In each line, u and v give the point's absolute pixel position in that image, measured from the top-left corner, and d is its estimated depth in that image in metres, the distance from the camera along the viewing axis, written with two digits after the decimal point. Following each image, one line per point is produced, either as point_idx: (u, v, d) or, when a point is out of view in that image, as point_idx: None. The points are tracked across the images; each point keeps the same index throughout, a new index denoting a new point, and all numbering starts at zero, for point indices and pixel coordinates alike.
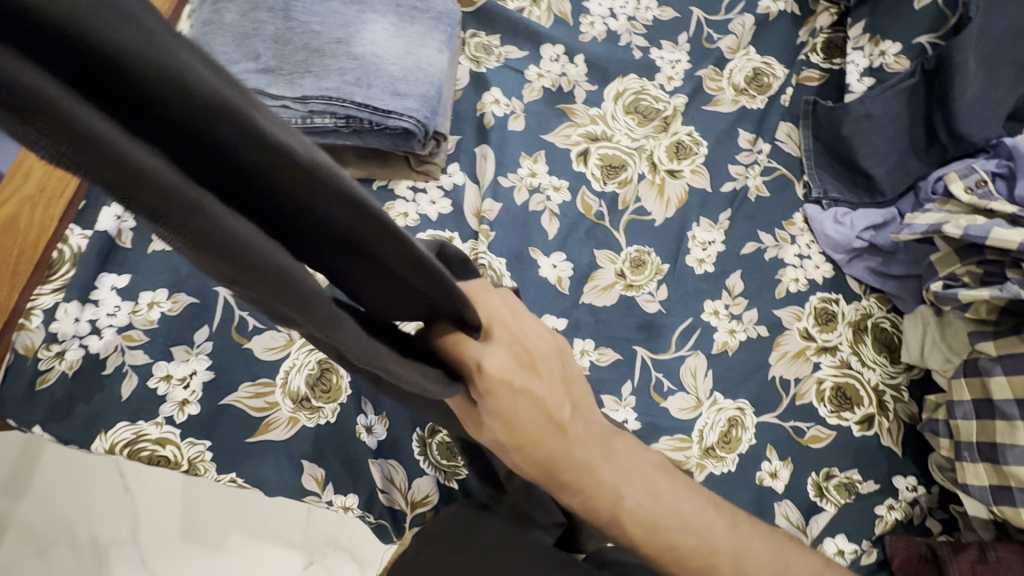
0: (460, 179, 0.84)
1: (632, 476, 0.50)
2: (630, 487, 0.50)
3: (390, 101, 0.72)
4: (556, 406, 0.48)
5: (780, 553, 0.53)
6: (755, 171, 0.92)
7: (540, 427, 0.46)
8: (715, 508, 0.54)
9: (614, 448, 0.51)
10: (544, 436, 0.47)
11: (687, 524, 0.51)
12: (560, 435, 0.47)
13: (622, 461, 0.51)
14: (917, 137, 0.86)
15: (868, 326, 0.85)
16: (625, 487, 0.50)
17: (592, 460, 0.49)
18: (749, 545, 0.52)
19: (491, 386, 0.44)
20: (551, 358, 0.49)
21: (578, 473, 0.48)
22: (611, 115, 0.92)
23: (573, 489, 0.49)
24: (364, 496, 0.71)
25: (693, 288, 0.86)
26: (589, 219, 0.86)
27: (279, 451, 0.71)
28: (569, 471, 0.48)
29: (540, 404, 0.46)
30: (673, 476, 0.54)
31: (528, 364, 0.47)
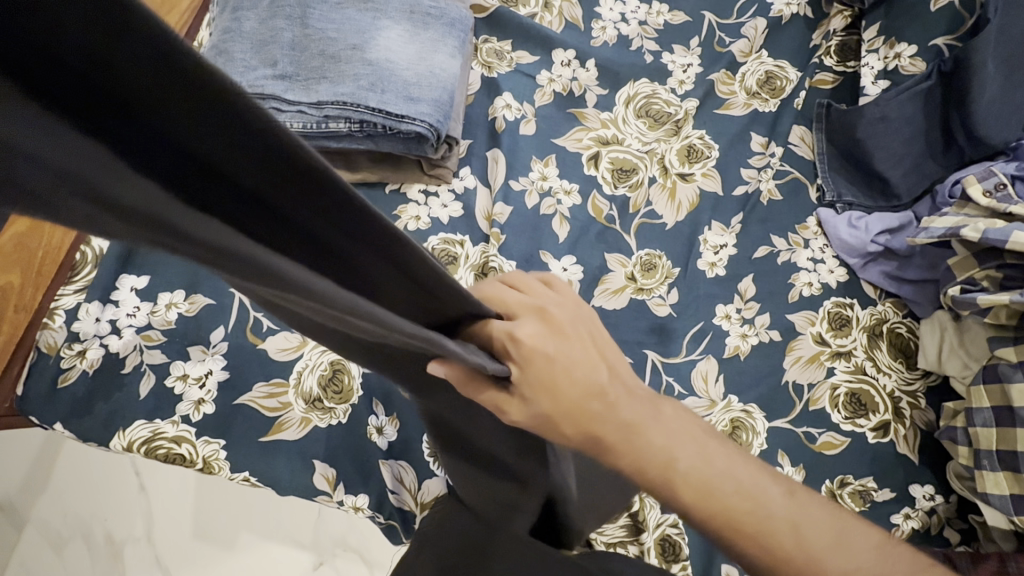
0: (471, 182, 0.85)
1: (678, 437, 0.48)
2: (679, 449, 0.47)
3: (404, 106, 0.73)
4: (593, 369, 0.47)
5: (841, 519, 0.47)
6: (767, 175, 0.91)
7: (579, 390, 0.46)
8: (767, 474, 0.49)
9: (660, 412, 0.49)
10: (583, 402, 0.46)
11: (743, 489, 0.46)
12: (602, 398, 0.46)
13: (667, 423, 0.49)
14: (933, 140, 0.85)
15: (883, 332, 0.84)
16: (674, 449, 0.47)
17: (638, 419, 0.47)
18: (816, 514, 0.47)
19: (526, 353, 0.43)
20: (577, 322, 0.49)
21: (623, 435, 0.46)
22: (622, 118, 0.92)
23: (622, 453, 0.47)
24: (374, 497, 0.72)
25: (704, 292, 0.85)
26: (600, 222, 0.86)
27: (292, 451, 0.72)
28: (614, 432, 0.46)
29: (574, 369, 0.46)
30: (721, 443, 0.50)
31: (556, 332, 0.47)
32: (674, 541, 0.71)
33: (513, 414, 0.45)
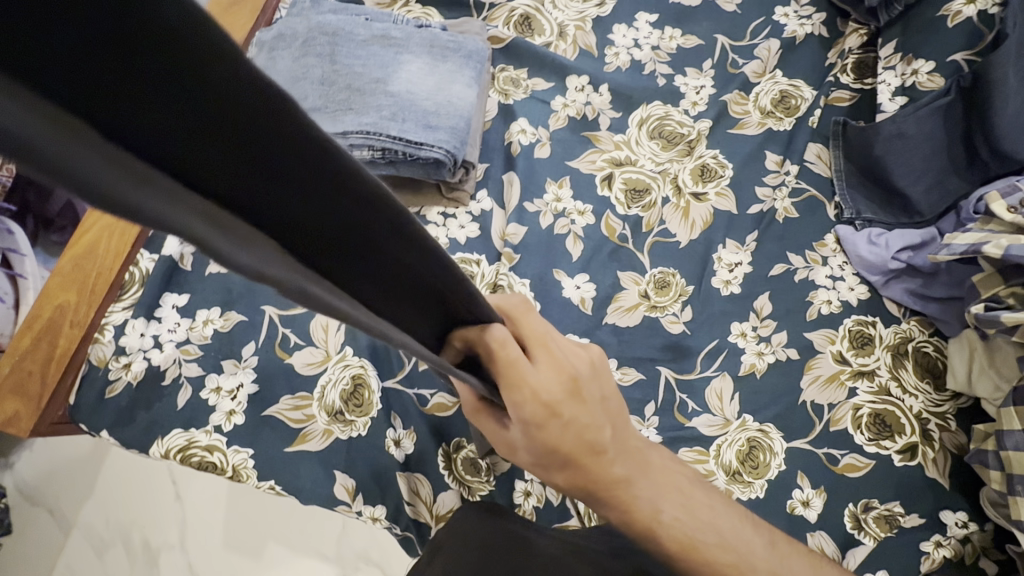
0: (488, 204, 0.88)
1: (667, 493, 0.54)
2: (667, 505, 0.53)
3: (422, 134, 0.77)
4: (599, 431, 0.50)
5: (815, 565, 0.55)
6: (782, 193, 0.91)
7: (582, 449, 0.50)
8: (754, 526, 0.56)
9: (649, 465, 0.54)
10: (587, 460, 0.50)
11: (726, 543, 0.53)
12: (599, 457, 0.51)
13: (657, 477, 0.54)
14: (955, 155, 0.83)
15: (909, 351, 0.82)
16: (662, 505, 0.53)
17: (631, 476, 0.52)
18: (787, 563, 0.54)
19: (542, 413, 0.47)
20: (593, 382, 0.52)
21: (615, 490, 0.52)
22: (635, 140, 0.94)
23: (615, 505, 0.53)
24: (391, 509, 0.75)
25: (719, 310, 0.86)
26: (613, 241, 0.88)
27: (315, 461, 0.75)
28: (607, 489, 0.52)
29: (584, 430, 0.49)
30: (710, 495, 0.56)
31: (573, 389, 0.49)
32: None
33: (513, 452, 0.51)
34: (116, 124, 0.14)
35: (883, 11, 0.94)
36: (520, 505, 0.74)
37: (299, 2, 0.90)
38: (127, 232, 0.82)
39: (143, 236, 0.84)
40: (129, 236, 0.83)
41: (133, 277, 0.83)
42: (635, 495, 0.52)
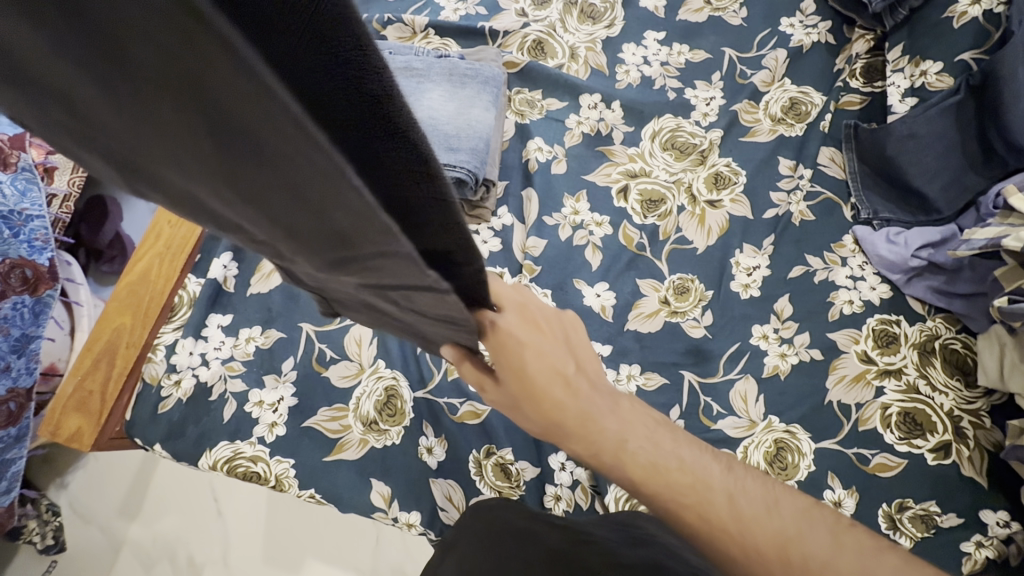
0: (508, 220, 0.92)
1: (631, 425, 0.53)
2: (631, 434, 0.52)
3: (445, 155, 0.82)
4: (562, 360, 0.53)
5: (771, 490, 0.49)
6: (797, 197, 0.93)
7: (546, 377, 0.51)
8: (712, 455, 0.52)
9: (618, 404, 0.54)
10: (556, 389, 0.52)
11: (684, 465, 0.50)
12: (566, 386, 0.52)
13: (625, 415, 0.53)
14: (971, 153, 0.84)
15: (936, 348, 0.81)
16: (626, 433, 0.52)
17: (595, 410, 0.52)
18: (743, 484, 0.50)
19: (503, 337, 0.49)
20: (556, 323, 0.55)
21: (581, 421, 0.52)
22: (649, 152, 0.97)
23: (579, 440, 0.52)
24: (426, 515, 0.77)
25: (739, 313, 0.87)
26: (631, 250, 0.91)
27: (353, 469, 0.79)
28: (572, 419, 0.52)
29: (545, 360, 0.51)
30: (676, 433, 0.54)
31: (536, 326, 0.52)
32: None
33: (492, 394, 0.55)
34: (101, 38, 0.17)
35: (887, 16, 0.96)
36: (551, 508, 0.76)
37: None
38: (176, 257, 0.90)
39: (190, 261, 0.91)
40: (178, 262, 0.90)
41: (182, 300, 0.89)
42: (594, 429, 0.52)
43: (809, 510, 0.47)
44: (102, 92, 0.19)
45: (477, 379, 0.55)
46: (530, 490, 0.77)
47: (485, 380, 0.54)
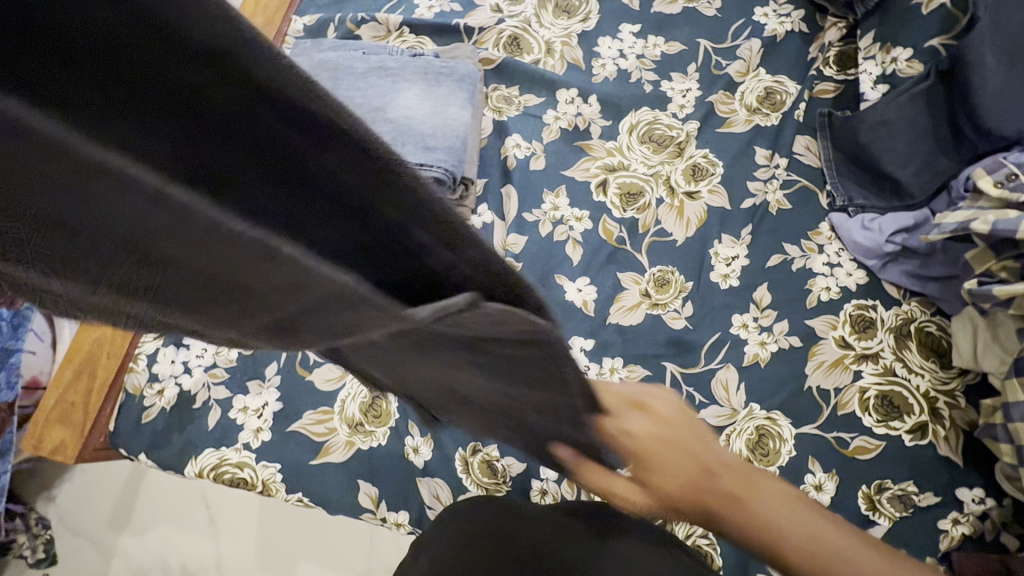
0: (489, 217, 0.92)
1: (793, 519, 0.45)
2: (790, 529, 0.44)
3: (422, 155, 0.82)
4: (701, 448, 0.49)
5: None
6: (774, 186, 0.94)
7: (691, 470, 0.48)
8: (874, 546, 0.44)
9: (759, 487, 0.47)
10: (702, 481, 0.48)
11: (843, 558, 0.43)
12: (708, 475, 0.48)
13: (779, 507, 0.46)
14: (942, 138, 0.85)
15: (911, 332, 0.83)
16: (783, 527, 0.44)
17: (745, 499, 0.46)
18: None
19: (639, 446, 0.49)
20: (679, 412, 0.52)
21: (726, 507, 0.46)
22: (627, 146, 0.98)
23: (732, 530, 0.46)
24: (414, 514, 0.78)
25: (719, 303, 0.88)
26: (611, 244, 0.91)
27: (340, 471, 0.79)
28: (718, 509, 0.46)
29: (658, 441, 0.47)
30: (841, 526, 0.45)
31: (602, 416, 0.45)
32: (705, 551, 0.73)
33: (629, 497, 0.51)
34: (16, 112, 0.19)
35: (858, 4, 0.97)
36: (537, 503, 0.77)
37: (301, 43, 0.96)
38: None
39: None
40: None
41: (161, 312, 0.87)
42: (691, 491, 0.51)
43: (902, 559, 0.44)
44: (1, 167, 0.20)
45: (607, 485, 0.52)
46: (516, 486, 0.78)
47: (619, 485, 0.51)
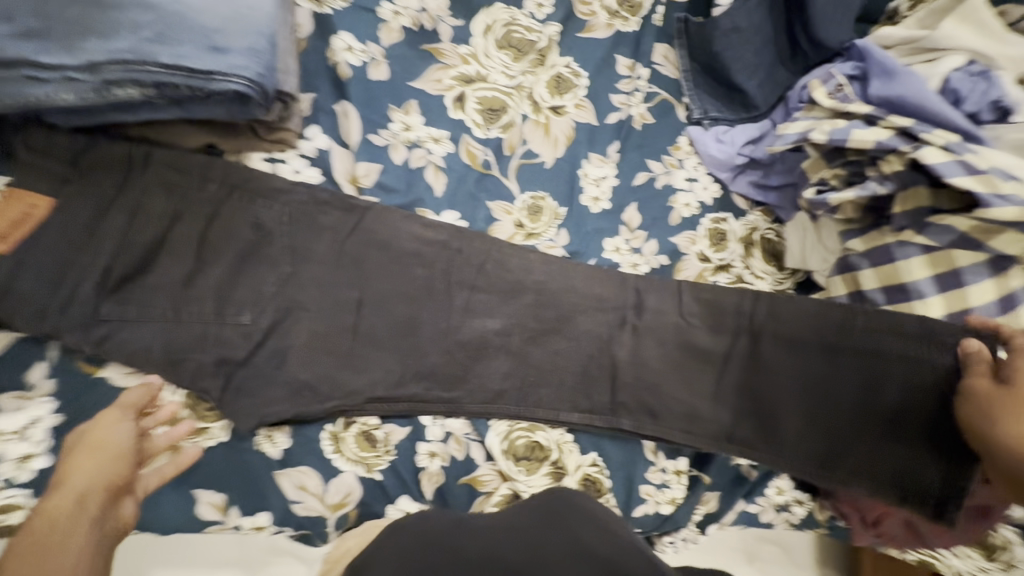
0: (323, 143, 0.75)
1: (739, 378, 0.73)
2: (783, 410, 0.72)
3: (209, 59, 0.60)
4: (808, 366, 0.72)
5: (716, 428, 0.74)
6: (637, 99, 0.89)
7: (798, 382, 0.72)
8: (716, 417, 0.74)
9: (756, 364, 0.74)
10: (795, 394, 0.72)
11: (691, 411, 0.74)
12: (797, 386, 0.72)
13: (769, 384, 0.73)
14: (782, 48, 0.90)
15: (756, 240, 0.87)
16: (784, 408, 0.72)
17: (794, 400, 0.72)
18: (699, 431, 0.74)
19: (797, 346, 0.73)
20: (815, 345, 0.72)
21: (779, 393, 0.73)
22: (483, 51, 0.84)
23: (780, 409, 0.72)
24: (278, 513, 0.65)
25: (593, 227, 0.82)
26: (476, 170, 0.79)
27: (166, 486, 0.63)
28: (783, 395, 0.72)
29: (866, 347, 0.70)
30: (720, 396, 0.75)
31: (812, 317, 0.72)
32: (595, 479, 0.73)
33: (779, 390, 0.73)
34: (316, 249, 0.71)
35: None
36: (426, 468, 0.70)
37: None
38: None
39: None
40: None
41: (185, 253, 0.68)
42: (919, 371, 0.67)
43: (709, 424, 0.74)
44: (332, 267, 0.71)
45: (765, 371, 0.73)
46: (405, 450, 0.70)
47: (785, 390, 0.72)
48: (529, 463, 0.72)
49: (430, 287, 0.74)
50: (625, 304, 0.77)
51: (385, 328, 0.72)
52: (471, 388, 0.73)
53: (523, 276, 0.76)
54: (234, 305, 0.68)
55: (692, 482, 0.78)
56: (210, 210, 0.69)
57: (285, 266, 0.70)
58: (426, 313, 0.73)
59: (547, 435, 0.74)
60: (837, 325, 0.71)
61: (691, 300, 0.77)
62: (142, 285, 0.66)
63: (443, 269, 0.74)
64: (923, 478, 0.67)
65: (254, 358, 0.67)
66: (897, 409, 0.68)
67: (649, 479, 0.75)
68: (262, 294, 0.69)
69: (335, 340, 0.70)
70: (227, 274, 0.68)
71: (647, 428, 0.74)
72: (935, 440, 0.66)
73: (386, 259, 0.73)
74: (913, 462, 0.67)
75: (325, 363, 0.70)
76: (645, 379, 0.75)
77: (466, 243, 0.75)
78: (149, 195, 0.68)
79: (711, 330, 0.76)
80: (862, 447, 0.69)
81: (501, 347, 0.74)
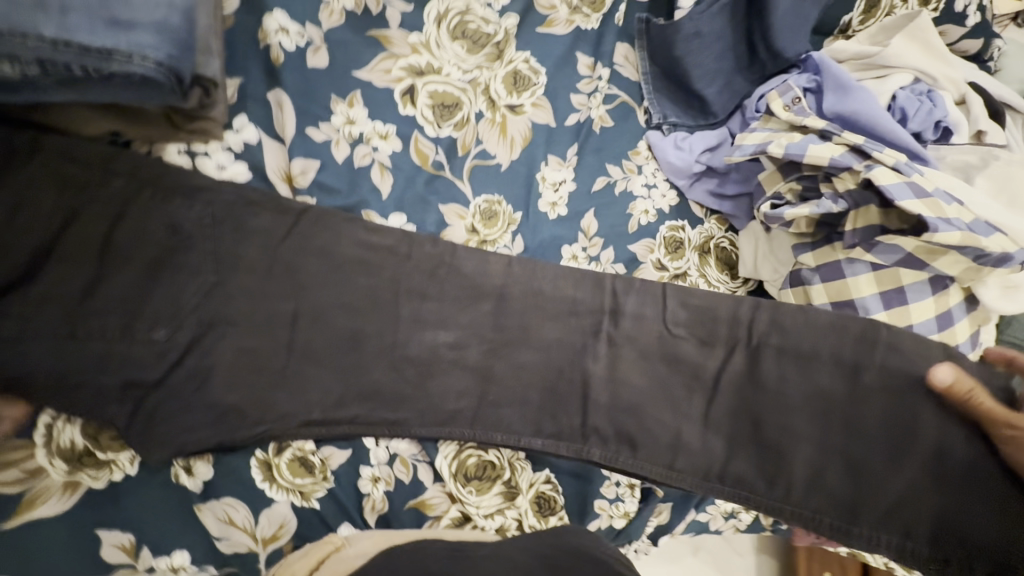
0: (253, 135, 0.67)
1: (740, 395, 0.71)
2: (790, 429, 0.68)
3: (106, 35, 0.52)
4: (821, 382, 0.69)
5: (709, 447, 0.70)
6: (597, 101, 0.86)
7: (808, 400, 0.69)
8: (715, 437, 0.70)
9: (762, 380, 0.70)
10: (808, 411, 0.68)
11: (676, 428, 0.71)
12: (809, 402, 0.68)
13: (778, 400, 0.69)
14: (740, 55, 0.89)
15: (711, 249, 0.86)
16: (791, 428, 0.68)
17: (801, 418, 0.68)
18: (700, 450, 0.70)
19: (810, 361, 0.69)
20: (828, 360, 0.69)
21: (786, 412, 0.69)
22: (435, 41, 0.77)
23: (785, 427, 0.69)
24: (199, 551, 0.59)
25: (550, 235, 0.79)
26: (427, 170, 0.74)
27: (61, 528, 0.56)
28: (792, 413, 0.69)
29: (892, 372, 0.66)
30: (718, 414, 0.71)
31: (824, 329, 0.69)
32: (548, 496, 0.71)
33: (787, 407, 0.69)
34: (260, 258, 0.65)
35: None
36: (369, 494, 0.65)
37: None
38: None
39: None
40: None
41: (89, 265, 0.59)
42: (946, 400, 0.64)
43: (704, 442, 0.70)
44: (274, 280, 0.65)
45: (771, 386, 0.69)
46: (346, 474, 0.65)
47: (793, 407, 0.69)
48: (480, 483, 0.68)
49: (374, 300, 0.68)
50: (601, 309, 0.73)
51: (325, 343, 0.66)
52: (419, 406, 0.68)
53: (480, 283, 0.72)
54: (146, 320, 0.60)
55: (645, 494, 0.77)
56: (117, 211, 0.61)
57: (212, 275, 0.63)
58: (371, 326, 0.68)
59: (500, 452, 0.71)
60: (854, 346, 0.68)
61: (675, 306, 0.74)
62: (25, 298, 0.57)
63: (399, 280, 0.69)
64: (964, 524, 0.62)
65: (168, 380, 0.61)
66: (927, 445, 0.64)
67: (603, 494, 0.73)
68: (180, 306, 0.62)
69: (270, 353, 0.65)
70: (137, 285, 0.61)
71: (625, 464, 0.70)
72: (956, 467, 0.63)
73: (327, 268, 0.67)
74: (949, 508, 0.63)
75: (257, 381, 0.64)
76: (625, 400, 0.72)
77: (415, 249, 0.70)
78: (41, 192, 0.59)
79: (699, 342, 0.73)
80: (892, 486, 0.65)
81: (452, 365, 0.70)
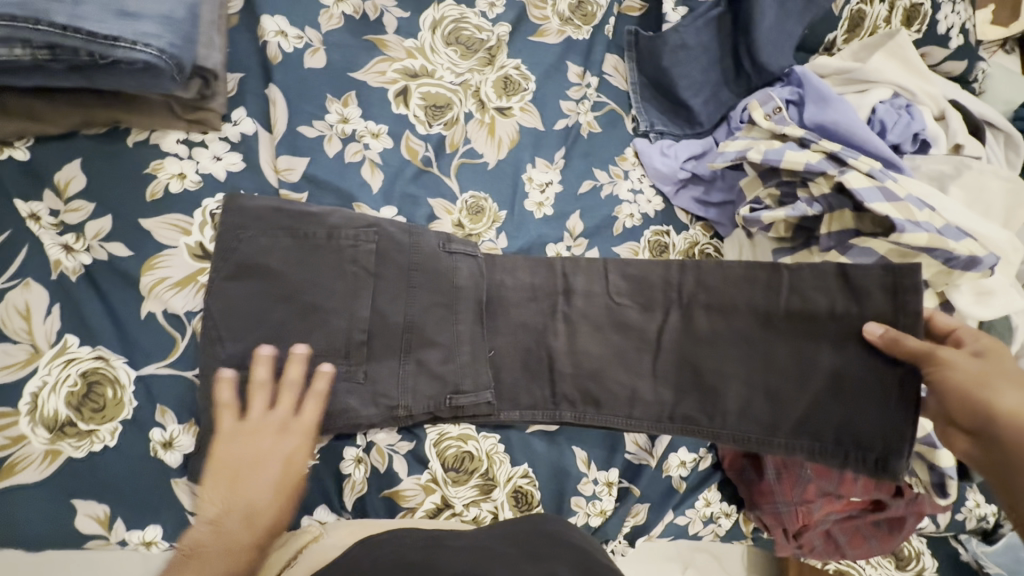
0: (249, 127, 0.71)
1: (674, 350, 0.73)
2: (719, 379, 0.71)
3: (114, 25, 0.56)
4: (738, 335, 0.71)
5: (659, 406, 0.72)
6: (585, 107, 0.88)
7: (738, 350, 0.71)
8: (658, 388, 0.73)
9: (700, 339, 0.72)
10: (737, 365, 0.71)
11: (624, 381, 0.73)
12: (735, 350, 0.71)
13: (711, 360, 0.71)
14: (726, 68, 0.92)
15: (696, 254, 0.87)
16: (721, 380, 0.71)
17: (722, 368, 0.71)
18: (637, 402, 0.73)
19: (727, 316, 0.71)
20: (745, 313, 0.71)
21: (716, 368, 0.71)
22: (430, 47, 0.81)
23: (719, 380, 0.71)
24: (170, 527, 0.60)
25: (534, 232, 0.80)
26: (415, 165, 0.76)
27: (38, 494, 0.57)
28: (717, 369, 0.71)
29: (798, 313, 0.68)
30: (659, 367, 0.73)
31: (746, 283, 0.71)
32: (525, 490, 0.71)
33: (713, 360, 0.71)
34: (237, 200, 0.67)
35: None
36: (350, 474, 0.66)
37: None
38: None
39: None
40: None
41: (72, 246, 0.62)
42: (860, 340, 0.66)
43: (646, 389, 0.73)
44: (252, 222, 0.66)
45: (704, 349, 0.72)
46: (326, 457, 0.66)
47: (724, 363, 0.71)
48: (457, 475, 0.69)
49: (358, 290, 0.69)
50: (554, 291, 0.74)
51: (297, 316, 0.65)
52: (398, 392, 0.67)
53: (444, 271, 0.71)
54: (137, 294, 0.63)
55: (621, 494, 0.77)
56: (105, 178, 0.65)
57: (180, 219, 0.65)
58: (330, 305, 0.66)
59: (478, 444, 0.70)
60: (765, 294, 0.70)
61: (616, 278, 0.75)
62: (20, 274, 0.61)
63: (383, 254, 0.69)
64: (864, 435, 0.65)
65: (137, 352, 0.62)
66: (829, 370, 0.67)
67: (580, 490, 0.73)
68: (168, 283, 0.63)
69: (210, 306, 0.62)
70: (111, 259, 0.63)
71: (593, 420, 0.72)
72: (865, 383, 0.65)
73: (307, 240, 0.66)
74: (850, 419, 0.66)
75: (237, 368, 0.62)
76: (586, 366, 0.73)
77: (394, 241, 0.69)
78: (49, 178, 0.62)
79: (641, 308, 0.74)
80: (804, 405, 0.67)
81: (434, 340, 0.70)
